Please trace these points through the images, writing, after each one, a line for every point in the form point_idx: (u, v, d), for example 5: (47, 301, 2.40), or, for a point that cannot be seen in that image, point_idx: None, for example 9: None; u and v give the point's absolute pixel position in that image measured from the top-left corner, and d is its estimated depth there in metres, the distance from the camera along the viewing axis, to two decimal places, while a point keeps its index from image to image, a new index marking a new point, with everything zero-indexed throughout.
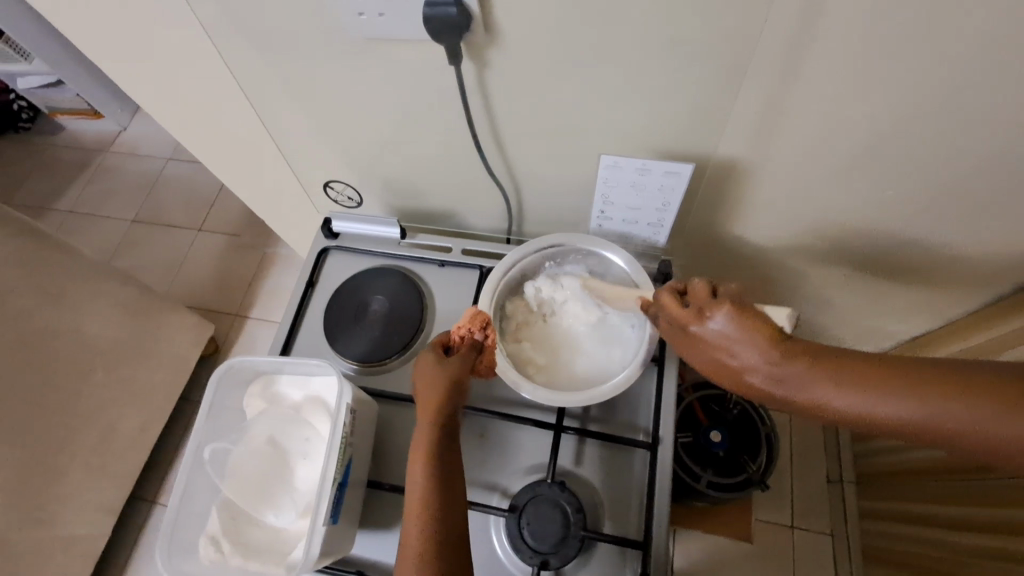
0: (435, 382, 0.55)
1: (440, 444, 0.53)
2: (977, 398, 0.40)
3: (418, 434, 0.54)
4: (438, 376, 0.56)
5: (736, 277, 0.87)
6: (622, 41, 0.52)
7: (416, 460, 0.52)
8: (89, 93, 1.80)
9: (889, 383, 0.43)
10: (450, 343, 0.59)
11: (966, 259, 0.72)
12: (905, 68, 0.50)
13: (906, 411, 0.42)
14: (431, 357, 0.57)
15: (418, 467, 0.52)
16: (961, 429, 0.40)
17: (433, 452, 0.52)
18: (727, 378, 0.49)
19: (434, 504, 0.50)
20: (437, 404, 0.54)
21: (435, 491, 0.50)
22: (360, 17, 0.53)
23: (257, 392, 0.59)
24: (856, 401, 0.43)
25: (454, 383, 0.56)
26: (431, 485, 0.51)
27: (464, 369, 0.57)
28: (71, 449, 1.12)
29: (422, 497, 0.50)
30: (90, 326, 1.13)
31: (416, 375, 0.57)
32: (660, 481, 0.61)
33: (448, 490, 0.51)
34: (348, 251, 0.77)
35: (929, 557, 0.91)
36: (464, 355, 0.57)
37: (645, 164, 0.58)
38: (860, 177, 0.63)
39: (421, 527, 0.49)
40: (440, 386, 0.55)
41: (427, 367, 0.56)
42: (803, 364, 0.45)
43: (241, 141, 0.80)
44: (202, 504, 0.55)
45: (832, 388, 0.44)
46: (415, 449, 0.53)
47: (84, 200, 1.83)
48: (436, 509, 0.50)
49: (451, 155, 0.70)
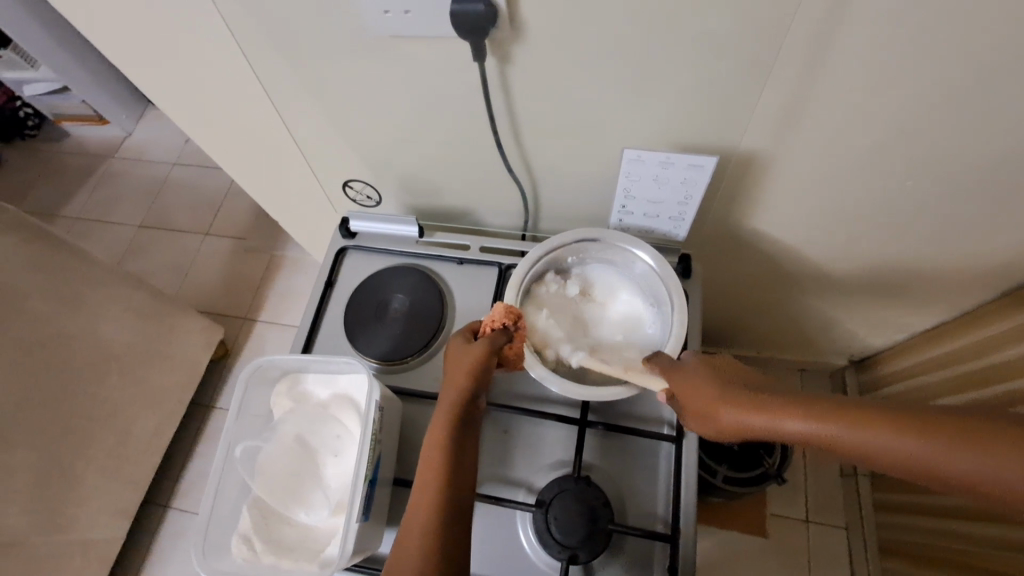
0: (461, 369, 0.55)
1: (457, 434, 0.53)
2: (947, 433, 0.39)
3: (439, 417, 0.54)
4: (464, 362, 0.55)
5: (751, 270, 0.87)
6: (647, 35, 0.52)
7: (432, 447, 0.52)
8: (95, 98, 1.81)
9: (851, 416, 0.43)
10: (479, 330, 0.59)
11: (983, 250, 0.72)
12: (932, 59, 0.50)
13: (876, 444, 0.42)
14: (460, 342, 0.57)
15: (433, 451, 0.52)
16: (934, 462, 0.39)
17: (450, 441, 0.52)
18: (708, 424, 0.52)
19: (442, 496, 0.49)
20: (463, 389, 0.54)
21: (445, 482, 0.50)
22: (385, 16, 0.53)
23: (284, 391, 0.59)
24: (822, 432, 0.44)
25: (478, 371, 0.55)
26: (440, 472, 0.50)
27: (489, 358, 0.56)
28: (87, 453, 1.13)
29: (428, 487, 0.50)
30: (104, 330, 1.13)
31: (446, 358, 0.57)
32: (686, 474, 0.61)
33: (457, 482, 0.50)
34: (366, 250, 0.77)
35: (944, 549, 0.91)
36: (492, 341, 0.56)
37: (669, 156, 0.59)
38: (882, 169, 0.63)
39: (423, 518, 0.49)
40: (466, 373, 0.55)
41: (457, 351, 0.56)
42: (767, 403, 0.48)
43: (258, 142, 0.80)
44: (236, 503, 0.56)
45: (798, 420, 0.46)
46: (434, 431, 0.53)
47: (92, 205, 1.84)
48: (444, 501, 0.49)
49: (470, 153, 0.71)
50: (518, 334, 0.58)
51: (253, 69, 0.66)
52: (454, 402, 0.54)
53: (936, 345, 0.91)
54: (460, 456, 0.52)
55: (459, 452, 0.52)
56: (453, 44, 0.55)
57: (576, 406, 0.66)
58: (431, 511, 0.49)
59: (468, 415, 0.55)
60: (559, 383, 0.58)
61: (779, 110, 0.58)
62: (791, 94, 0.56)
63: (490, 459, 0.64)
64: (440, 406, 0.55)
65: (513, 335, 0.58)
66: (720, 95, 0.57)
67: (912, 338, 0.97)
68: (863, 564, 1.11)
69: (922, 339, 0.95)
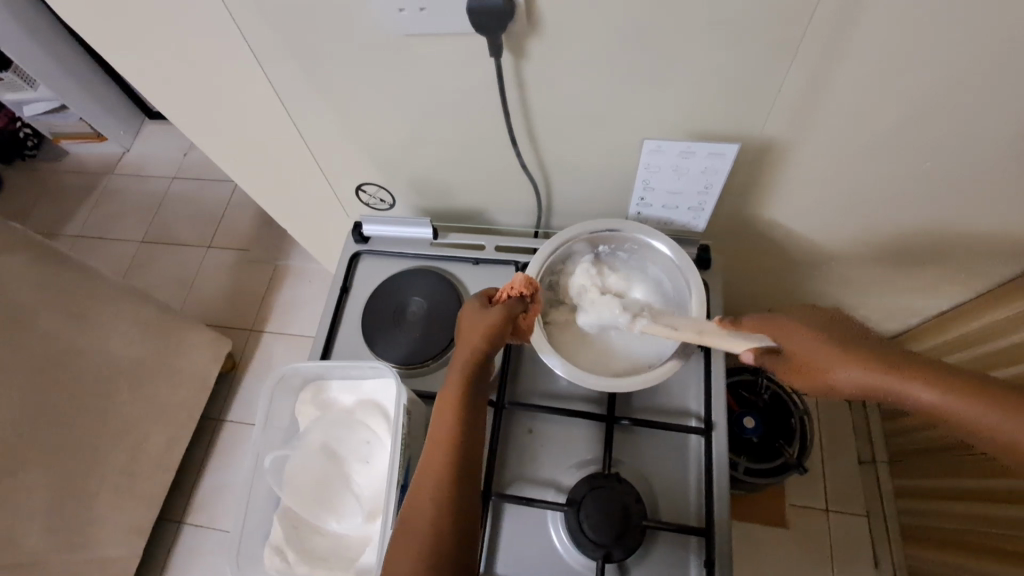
0: (475, 335, 0.54)
1: (470, 400, 0.51)
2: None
3: (451, 381, 0.52)
4: (479, 327, 0.54)
5: (767, 259, 0.86)
6: (666, 24, 0.51)
7: (444, 412, 0.51)
8: (93, 115, 1.80)
9: (972, 390, 0.44)
10: (494, 298, 0.57)
11: (1003, 229, 0.71)
12: (953, 37, 0.50)
13: (987, 418, 0.43)
14: (475, 308, 0.56)
15: (447, 415, 0.50)
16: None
17: (463, 406, 0.51)
18: (817, 382, 0.49)
19: (454, 462, 0.48)
20: (477, 353, 0.53)
21: (457, 447, 0.48)
22: (400, 13, 0.53)
23: (309, 399, 0.59)
24: (939, 401, 0.44)
25: (493, 338, 0.54)
26: (451, 438, 0.49)
27: (505, 325, 0.54)
28: (101, 471, 1.13)
29: (439, 451, 0.48)
30: (113, 346, 1.12)
31: (458, 324, 0.56)
32: (717, 467, 0.60)
33: (467, 454, 0.48)
34: (380, 254, 0.76)
35: (966, 531, 0.91)
36: (506, 308, 0.55)
37: (690, 146, 0.59)
38: (901, 151, 0.62)
39: (433, 482, 0.47)
40: (480, 339, 0.54)
41: (472, 315, 0.55)
42: (896, 369, 0.46)
43: (268, 149, 0.80)
44: (266, 514, 0.56)
45: (916, 388, 0.45)
46: (446, 395, 0.52)
47: (94, 222, 1.83)
48: (456, 466, 0.47)
49: (483, 152, 0.70)
50: (533, 305, 0.57)
51: (265, 74, 0.65)
52: (467, 367, 0.53)
53: (955, 326, 0.90)
54: (472, 422, 0.50)
55: (472, 418, 0.51)
56: (468, 40, 0.55)
57: (601, 402, 0.66)
58: (441, 477, 0.47)
59: (481, 383, 0.53)
60: (565, 364, 0.58)
61: (798, 94, 0.57)
62: (811, 77, 0.55)
63: (517, 459, 0.64)
64: (452, 371, 0.53)
65: (529, 306, 0.57)
66: (739, 82, 0.56)
67: (922, 324, 0.97)
68: (886, 551, 1.10)
69: (933, 324, 0.95)
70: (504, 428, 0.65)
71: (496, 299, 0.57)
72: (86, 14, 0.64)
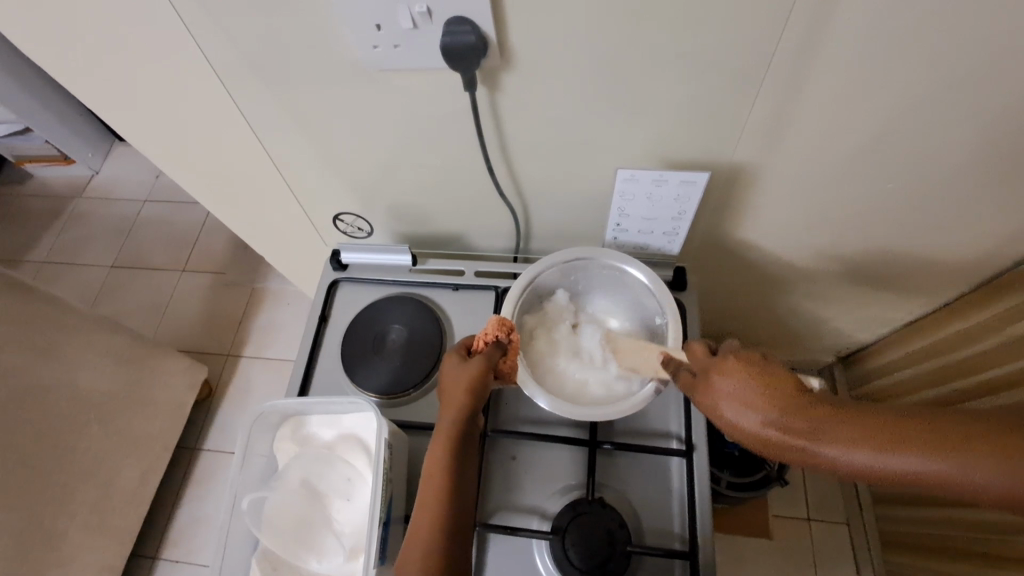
0: (459, 387, 0.54)
1: (460, 448, 0.52)
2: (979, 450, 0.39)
3: (438, 433, 0.53)
4: (460, 381, 0.55)
5: (739, 277, 0.88)
6: (634, 58, 0.53)
7: (433, 465, 0.51)
8: (60, 139, 1.76)
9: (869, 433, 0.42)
10: (473, 347, 0.58)
11: (962, 242, 0.74)
12: (904, 70, 0.53)
13: (902, 459, 0.41)
14: (455, 361, 0.56)
15: (437, 471, 0.51)
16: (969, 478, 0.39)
17: (453, 456, 0.51)
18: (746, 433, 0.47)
19: (449, 510, 0.49)
20: (462, 406, 0.54)
21: (448, 498, 0.49)
22: (374, 50, 0.53)
23: (287, 435, 0.58)
24: (871, 455, 0.41)
25: (476, 388, 0.54)
26: (443, 493, 0.49)
27: (486, 375, 0.55)
28: (69, 511, 1.08)
29: (430, 507, 0.49)
30: (82, 378, 1.09)
31: (441, 378, 0.56)
32: (699, 487, 0.61)
33: (457, 502, 0.49)
34: (359, 282, 0.76)
35: (941, 534, 0.93)
36: (485, 356, 0.56)
37: (661, 174, 0.61)
38: (864, 174, 0.65)
39: (427, 533, 0.47)
40: (464, 391, 0.54)
41: (452, 368, 0.56)
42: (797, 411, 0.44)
43: (241, 177, 0.79)
44: (245, 555, 0.55)
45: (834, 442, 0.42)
46: (433, 448, 0.52)
47: (60, 248, 1.78)
48: (449, 511, 0.49)
49: (459, 181, 0.71)
50: (511, 348, 0.57)
51: (239, 109, 0.65)
52: (455, 420, 0.53)
53: (923, 335, 0.92)
54: (461, 471, 0.51)
55: (462, 466, 0.51)
56: (443, 75, 0.56)
57: (583, 426, 0.66)
58: (437, 525, 0.48)
59: (469, 430, 0.54)
60: (552, 400, 0.58)
61: (764, 122, 0.59)
62: (774, 109, 0.57)
63: (501, 487, 0.63)
64: (440, 426, 0.53)
65: (507, 349, 0.57)
66: (707, 113, 0.58)
67: (894, 333, 1.00)
68: (866, 557, 1.12)
69: (904, 333, 0.97)
70: (486, 457, 0.65)
71: (474, 349, 0.57)
72: (55, 53, 0.64)
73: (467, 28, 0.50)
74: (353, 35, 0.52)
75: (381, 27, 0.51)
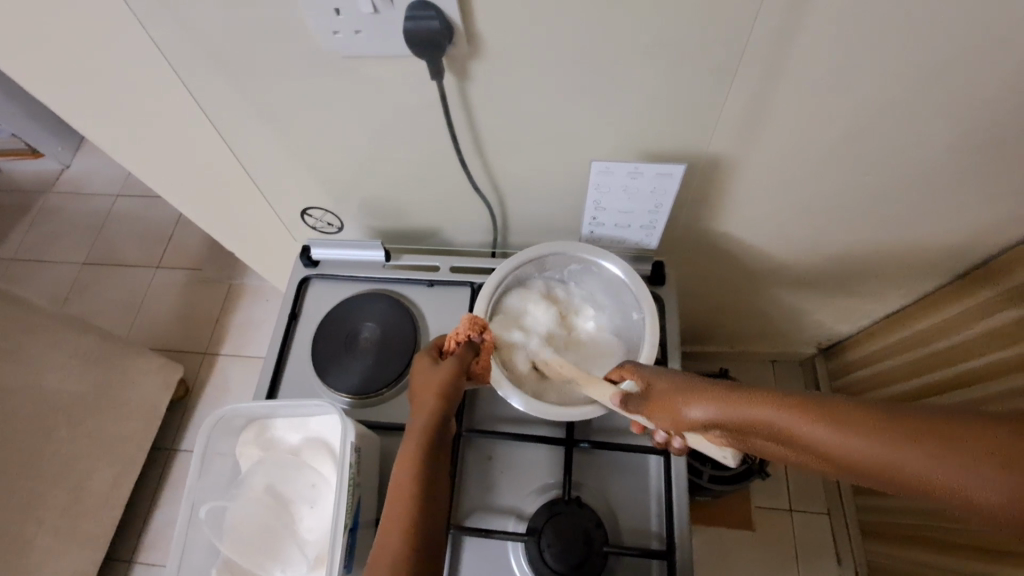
0: (430, 389, 0.53)
1: (431, 452, 0.51)
2: (1004, 453, 0.32)
3: (408, 438, 0.52)
4: (431, 382, 0.53)
5: (718, 271, 0.87)
6: (606, 46, 0.51)
7: (403, 472, 0.50)
8: (26, 131, 1.70)
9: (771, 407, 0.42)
10: (444, 348, 0.57)
11: (938, 234, 0.74)
12: (880, 60, 0.52)
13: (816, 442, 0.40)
14: (426, 362, 0.55)
15: (407, 476, 0.49)
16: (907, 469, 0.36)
17: (424, 461, 0.50)
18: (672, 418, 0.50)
19: (418, 518, 0.47)
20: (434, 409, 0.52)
21: (419, 502, 0.48)
22: (334, 36, 0.51)
23: (251, 439, 0.56)
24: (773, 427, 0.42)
25: (448, 390, 0.53)
26: (413, 497, 0.48)
27: (458, 376, 0.54)
28: (37, 515, 1.05)
29: (401, 514, 0.47)
30: (49, 379, 1.06)
31: (412, 381, 0.55)
32: (676, 484, 0.60)
33: (428, 508, 0.48)
34: (329, 278, 0.73)
35: (924, 525, 0.92)
36: (458, 356, 0.55)
37: (637, 167, 0.59)
38: (843, 165, 0.64)
39: (398, 542, 0.46)
40: (435, 393, 0.53)
41: (423, 370, 0.55)
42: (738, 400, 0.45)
43: (203, 171, 0.75)
44: (204, 563, 0.53)
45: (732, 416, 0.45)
46: (404, 453, 0.51)
47: (29, 244, 1.72)
48: (420, 518, 0.47)
49: (430, 173, 0.68)
50: (484, 347, 0.56)
51: (196, 100, 0.62)
52: (425, 423, 0.52)
53: (902, 327, 0.93)
54: (431, 475, 0.50)
55: (433, 470, 0.50)
56: (408, 63, 0.53)
57: (559, 425, 0.65)
58: (405, 535, 0.46)
59: (441, 433, 0.53)
60: (526, 400, 0.56)
61: (740, 112, 0.58)
62: (751, 99, 0.56)
63: (477, 488, 0.62)
64: (411, 429, 0.52)
65: (479, 349, 0.56)
66: (684, 104, 0.56)
67: (876, 323, 0.99)
68: (846, 546, 1.12)
69: (886, 323, 0.96)
70: (461, 457, 0.63)
71: (446, 350, 0.56)
72: None
73: (430, 13, 0.48)
74: (312, 18, 0.50)
75: (340, 11, 0.49)
